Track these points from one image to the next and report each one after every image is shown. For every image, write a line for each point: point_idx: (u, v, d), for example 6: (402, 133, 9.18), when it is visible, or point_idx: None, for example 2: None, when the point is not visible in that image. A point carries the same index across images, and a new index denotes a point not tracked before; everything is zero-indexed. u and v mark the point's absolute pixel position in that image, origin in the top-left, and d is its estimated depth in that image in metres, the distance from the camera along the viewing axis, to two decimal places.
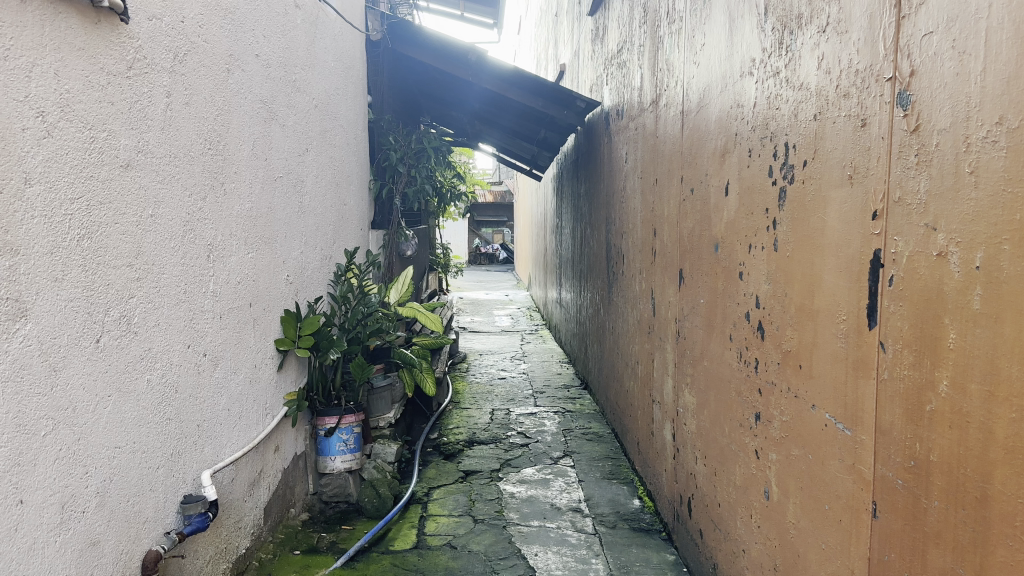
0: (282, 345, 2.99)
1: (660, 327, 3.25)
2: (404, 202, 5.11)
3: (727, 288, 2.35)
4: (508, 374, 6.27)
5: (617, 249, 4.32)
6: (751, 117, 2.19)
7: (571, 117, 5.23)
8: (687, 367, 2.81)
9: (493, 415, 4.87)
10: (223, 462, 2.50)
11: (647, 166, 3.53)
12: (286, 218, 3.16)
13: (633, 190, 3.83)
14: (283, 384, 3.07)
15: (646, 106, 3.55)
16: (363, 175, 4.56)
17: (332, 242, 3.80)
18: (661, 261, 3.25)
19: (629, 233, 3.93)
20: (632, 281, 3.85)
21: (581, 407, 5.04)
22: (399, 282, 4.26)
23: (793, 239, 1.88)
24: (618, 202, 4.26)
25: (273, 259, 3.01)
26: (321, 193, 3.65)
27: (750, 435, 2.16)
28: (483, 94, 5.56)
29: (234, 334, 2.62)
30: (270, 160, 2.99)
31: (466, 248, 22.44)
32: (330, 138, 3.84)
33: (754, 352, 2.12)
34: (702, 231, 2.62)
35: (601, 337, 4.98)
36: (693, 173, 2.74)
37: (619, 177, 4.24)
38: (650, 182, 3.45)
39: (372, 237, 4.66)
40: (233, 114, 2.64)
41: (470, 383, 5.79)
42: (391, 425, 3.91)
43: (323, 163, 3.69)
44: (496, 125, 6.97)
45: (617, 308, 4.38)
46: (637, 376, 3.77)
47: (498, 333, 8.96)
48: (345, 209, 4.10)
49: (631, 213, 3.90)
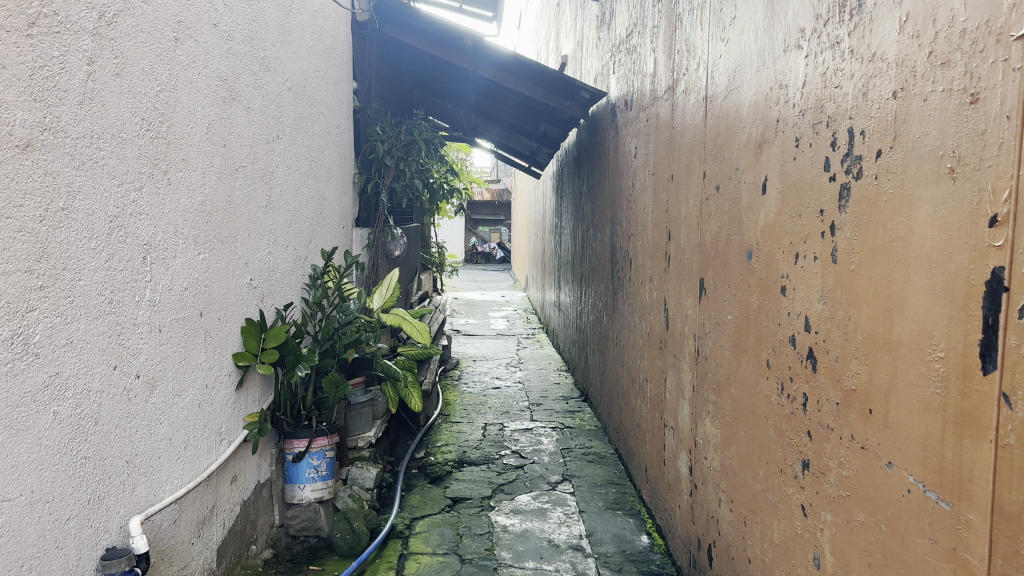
0: (241, 360, 2.62)
1: (674, 343, 2.87)
2: (392, 197, 4.72)
3: (764, 305, 1.97)
4: (503, 383, 5.88)
5: (623, 253, 3.93)
6: (800, 99, 1.80)
7: (574, 109, 4.86)
8: (708, 393, 2.42)
9: (486, 431, 4.49)
10: (162, 502, 2.12)
11: (659, 161, 3.14)
12: (249, 214, 2.77)
13: (643, 187, 3.44)
14: (242, 405, 2.69)
15: (660, 93, 3.15)
16: (347, 167, 4.17)
17: (307, 241, 3.40)
18: (676, 268, 2.86)
19: (638, 236, 3.54)
20: (642, 289, 3.46)
21: (582, 422, 4.65)
22: (384, 286, 3.86)
23: (860, 249, 1.50)
24: (625, 200, 3.87)
25: (232, 261, 2.62)
26: (294, 187, 3.26)
27: (796, 486, 1.78)
28: (479, 83, 5.16)
29: (178, 350, 2.24)
30: (230, 148, 2.61)
31: (462, 246, 22.02)
32: (306, 125, 3.44)
33: (802, 386, 1.74)
34: (730, 236, 2.23)
35: (603, 347, 4.59)
36: (719, 168, 2.35)
37: (627, 173, 3.85)
38: (664, 178, 3.06)
39: (355, 236, 4.26)
40: (181, 92, 2.26)
41: (462, 393, 5.40)
42: (371, 445, 3.53)
43: (297, 153, 3.30)
44: (492, 118, 6.58)
45: (622, 315, 3.99)
46: (645, 395, 3.38)
47: (493, 336, 8.56)
48: (324, 205, 3.71)
49: (640, 214, 3.51)
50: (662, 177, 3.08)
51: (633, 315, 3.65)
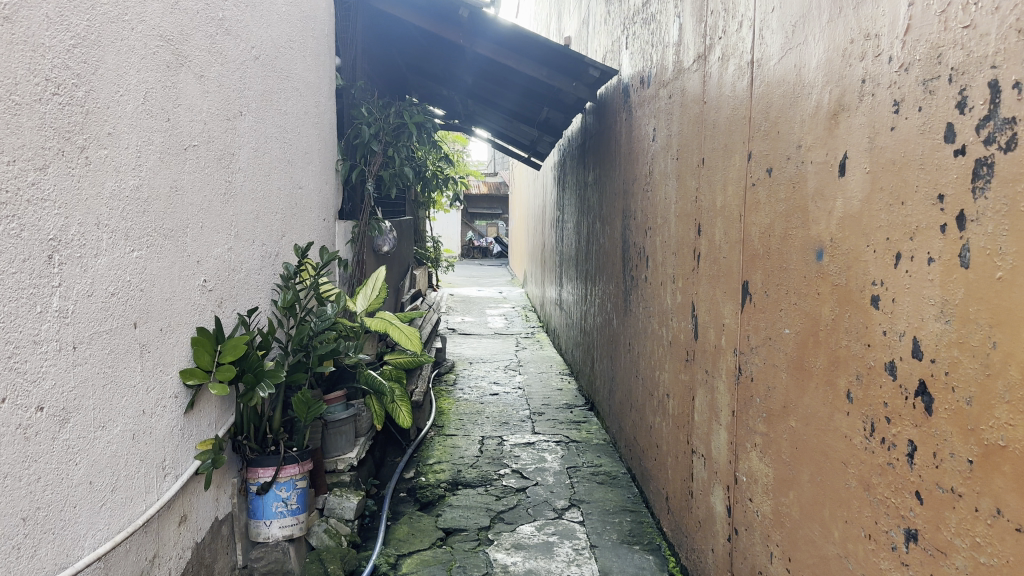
0: (189, 378, 2.17)
1: (705, 357, 2.44)
2: (379, 186, 4.27)
3: (844, 319, 1.54)
4: (501, 389, 5.44)
5: (638, 250, 3.50)
6: (903, 50, 1.36)
7: (580, 90, 4.43)
8: (756, 422, 1.99)
9: (483, 445, 4.05)
10: (76, 565, 1.66)
11: (686, 144, 2.70)
12: (202, 202, 2.32)
13: (664, 174, 3.01)
14: (193, 431, 2.25)
15: (688, 64, 2.71)
16: (329, 152, 3.72)
17: (278, 235, 2.96)
18: (709, 268, 2.42)
19: (657, 230, 3.11)
20: (661, 291, 3.03)
21: (589, 435, 4.22)
22: (369, 286, 3.41)
23: (1012, 249, 1.07)
24: (641, 191, 3.44)
25: (178, 259, 2.18)
26: (262, 172, 2.82)
27: (895, 561, 1.35)
28: (477, 62, 4.73)
29: (101, 370, 1.79)
30: (177, 123, 2.16)
31: (458, 240, 21.55)
32: (278, 103, 3.00)
33: (907, 430, 1.31)
34: (788, 231, 1.81)
35: (613, 353, 4.15)
36: (773, 146, 1.91)
37: (643, 160, 3.41)
38: (692, 163, 2.63)
39: (339, 229, 3.81)
40: (107, 49, 1.80)
41: (457, 401, 4.96)
42: (352, 469, 3.08)
43: (265, 133, 2.85)
44: (490, 103, 6.15)
45: (636, 319, 3.56)
46: (665, 413, 2.95)
47: (490, 336, 8.11)
48: (299, 194, 3.26)
49: (659, 205, 3.08)
50: (690, 163, 2.65)
51: (650, 320, 3.21)
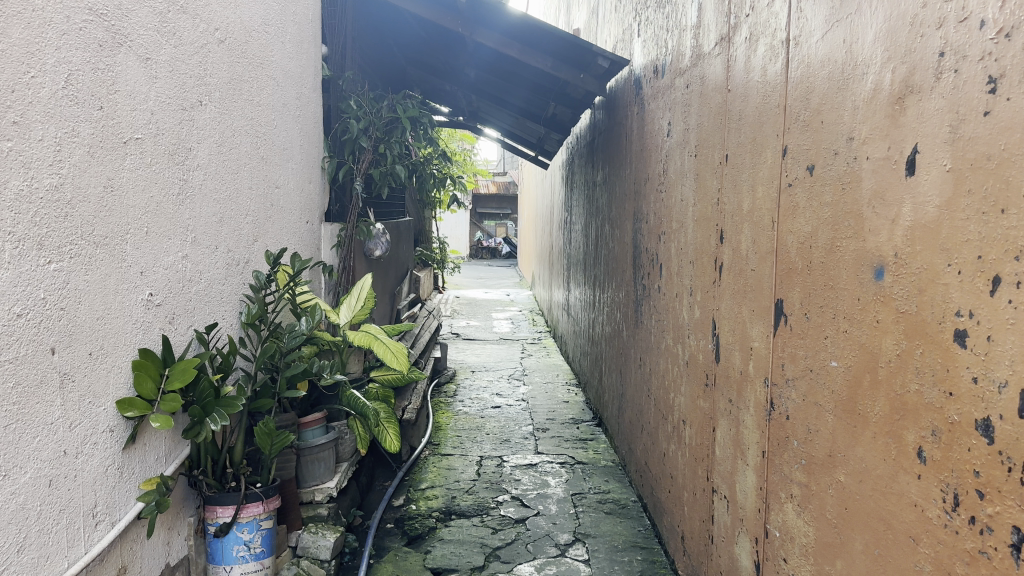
0: (130, 412, 1.86)
1: (727, 384, 2.12)
2: (370, 186, 3.95)
3: (913, 357, 1.22)
4: (503, 401, 5.11)
5: (650, 257, 3.18)
6: (1004, 9, 1.03)
7: (588, 83, 4.11)
8: (792, 469, 1.67)
9: (481, 466, 3.73)
10: None
11: (706, 139, 2.38)
12: (148, 204, 2.01)
13: (679, 173, 2.69)
14: (134, 469, 1.95)
15: (709, 48, 2.39)
16: (314, 149, 3.41)
17: (247, 241, 2.65)
18: (733, 282, 2.09)
19: (672, 236, 2.78)
20: (676, 304, 2.71)
21: (595, 455, 3.88)
22: (352, 296, 3.10)
23: None
24: (653, 192, 3.11)
25: (114, 270, 1.86)
26: (227, 170, 2.50)
27: None
28: (480, 53, 4.41)
29: (8, 407, 1.47)
30: (113, 111, 1.85)
31: (466, 240, 21.22)
32: (248, 93, 2.69)
33: (1012, 513, 0.98)
34: (836, 241, 1.48)
35: (623, 367, 3.82)
36: (815, 138, 1.59)
37: (656, 157, 3.09)
38: (713, 160, 2.30)
39: (326, 232, 3.50)
40: (11, 19, 1.47)
41: (456, 415, 4.64)
42: (331, 500, 2.77)
43: (232, 126, 2.54)
44: (494, 99, 5.83)
45: (647, 332, 3.24)
46: (680, 441, 2.62)
47: (495, 342, 7.78)
48: (275, 195, 2.95)
49: (674, 208, 2.75)
50: (710, 160, 2.32)
51: (664, 336, 2.89)
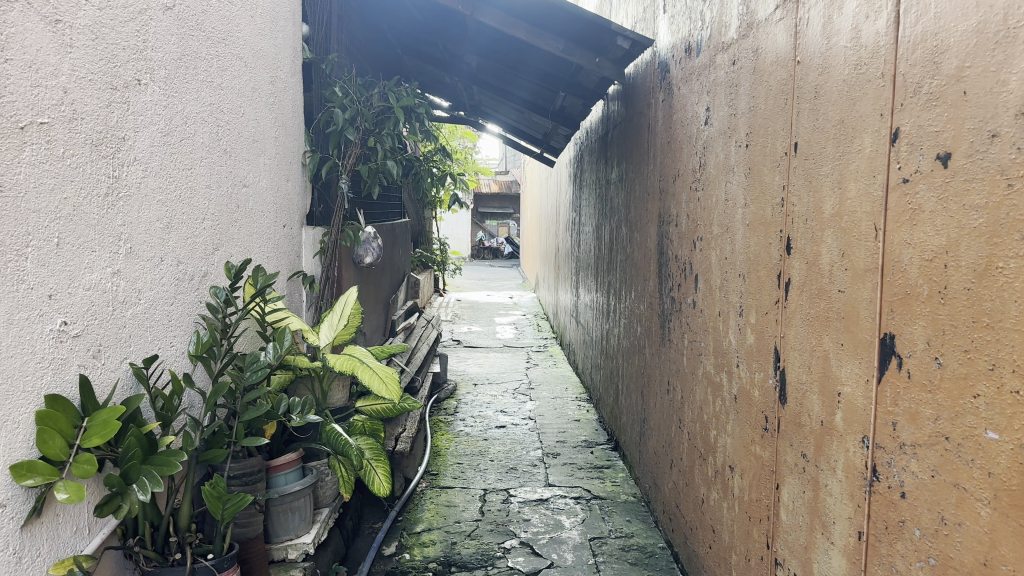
0: (29, 480, 1.39)
1: (799, 433, 1.68)
2: (357, 185, 3.49)
3: None
4: (508, 419, 4.66)
5: (680, 266, 2.73)
6: None
7: (604, 68, 3.66)
8: (914, 569, 1.23)
9: (485, 501, 3.28)
10: None
11: (763, 125, 1.93)
12: (58, 207, 1.56)
13: (723, 168, 2.24)
14: (39, 550, 1.48)
15: (768, 13, 1.93)
16: (292, 142, 2.97)
17: (204, 252, 2.20)
18: (807, 305, 1.65)
19: (711, 244, 2.34)
20: (719, 325, 2.26)
21: (614, 488, 3.43)
22: (333, 315, 2.63)
23: None
24: (685, 191, 2.67)
25: (7, 295, 1.41)
26: (176, 165, 2.05)
27: None
28: (483, 36, 3.97)
29: None
30: (4, 85, 1.40)
31: (468, 241, 20.74)
32: (207, 73, 2.24)
33: None
34: (995, 261, 1.05)
35: (644, 389, 3.37)
36: (951, 116, 1.15)
37: (688, 151, 2.64)
38: (773, 151, 1.86)
39: (307, 236, 3.04)
40: None
41: (457, 438, 4.20)
42: (309, 558, 2.32)
43: (184, 112, 2.09)
44: (498, 91, 5.38)
45: (676, 352, 2.80)
46: (726, 490, 2.18)
47: (498, 349, 7.33)
48: (243, 195, 2.50)
49: (715, 209, 2.31)
50: (770, 152, 1.89)
51: (700, 361, 2.45)
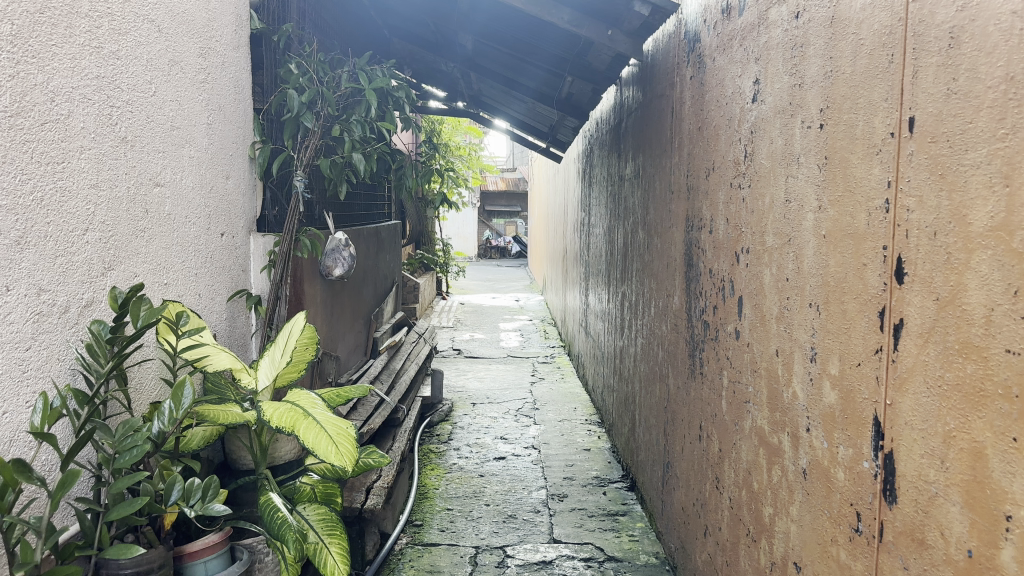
0: None
1: (925, 557, 1.11)
2: (321, 183, 2.93)
3: None
4: (510, 448, 4.09)
5: (717, 284, 2.17)
6: None
7: (618, 42, 3.10)
8: None
9: (476, 564, 2.72)
10: None
11: (849, 97, 1.36)
12: None
13: (782, 157, 1.67)
14: None
15: None
16: (234, 131, 2.41)
17: (84, 275, 1.64)
18: (940, 365, 1.08)
19: (765, 259, 1.77)
20: (776, 367, 1.70)
21: (632, 546, 2.86)
22: (274, 347, 2.06)
23: None
24: (722, 188, 2.10)
25: None
26: (36, 156, 1.49)
27: None
28: (477, 9, 3.40)
29: None
30: None
31: (475, 239, 20.18)
32: (95, 37, 1.69)
33: None
34: None
35: (667, 427, 2.80)
36: None
37: (727, 138, 2.07)
38: (869, 133, 1.29)
39: (257, 246, 2.51)
40: None
41: (449, 473, 3.64)
42: None
43: (47, 84, 1.53)
44: (497, 78, 4.82)
45: (710, 390, 2.23)
46: None
47: (500, 359, 6.78)
48: (154, 197, 1.95)
49: (770, 212, 1.74)
50: (861, 135, 1.32)
51: (747, 412, 1.89)
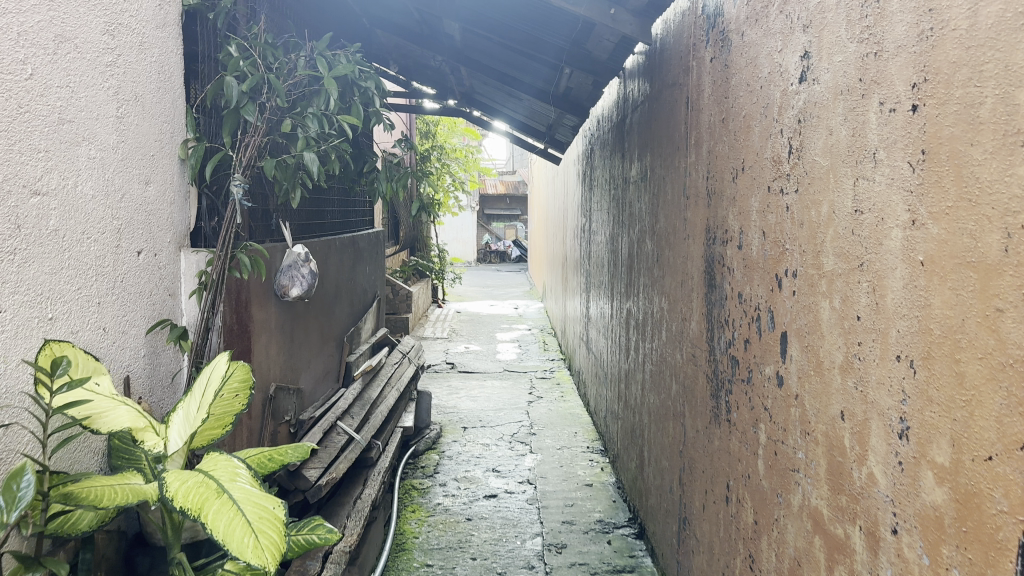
0: None
1: None
2: (270, 187, 2.51)
3: None
4: (503, 482, 3.66)
5: (748, 313, 1.74)
6: None
7: (622, 22, 2.70)
8: None
9: None
10: None
11: (966, 63, 0.93)
12: None
13: (849, 154, 1.24)
14: None
15: None
16: (158, 126, 1.99)
17: None
18: None
19: (822, 289, 1.34)
20: (841, 436, 1.27)
21: None
22: (192, 396, 1.66)
23: None
24: (756, 194, 1.68)
25: None
26: None
27: None
28: None
29: None
30: None
31: (474, 242, 19.73)
32: None
33: None
34: None
35: (682, 474, 2.38)
36: None
37: (762, 131, 1.65)
38: (1006, 114, 0.86)
39: (188, 263, 2.09)
40: None
41: (432, 517, 3.21)
42: None
43: None
44: (488, 72, 4.39)
45: (740, 443, 1.80)
46: None
47: (496, 374, 6.35)
48: (37, 207, 1.50)
49: (830, 227, 1.31)
50: (990, 117, 0.89)
51: (796, 484, 1.46)
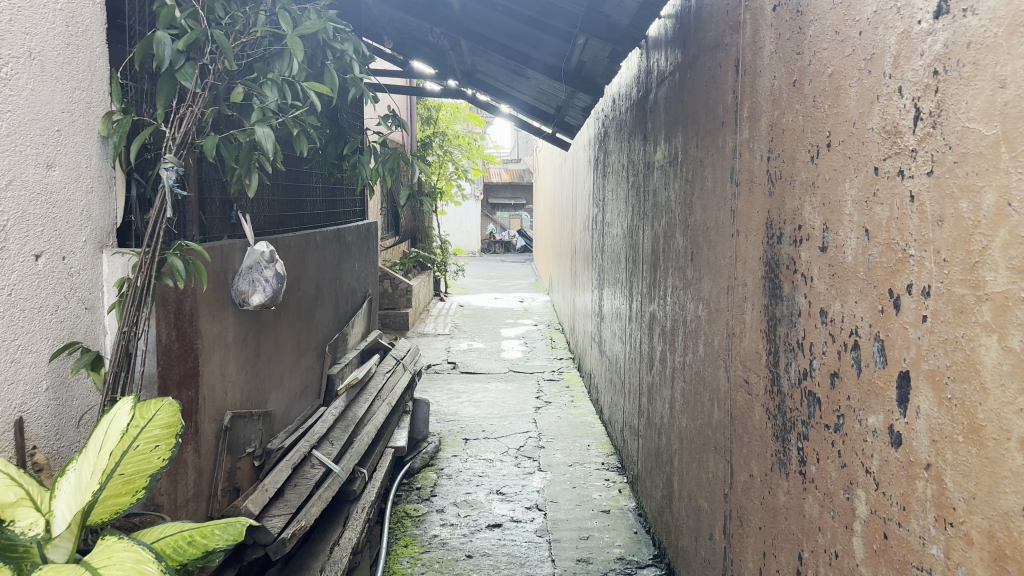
0: None
1: None
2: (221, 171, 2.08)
3: None
4: (508, 507, 3.23)
5: (835, 338, 1.31)
6: None
7: None
8: None
9: None
10: None
11: None
12: None
13: None
14: None
15: None
16: (66, 92, 1.54)
17: None
18: None
19: (985, 318, 0.90)
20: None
21: None
22: (87, 454, 1.24)
23: None
24: (852, 178, 1.24)
25: None
26: None
27: None
28: None
29: None
30: None
31: (478, 232, 19.26)
32: None
33: None
34: None
35: (727, 522, 1.95)
36: None
37: (862, 93, 1.21)
38: None
39: (112, 269, 1.67)
40: None
41: (427, 553, 2.78)
42: None
43: None
44: (492, 46, 3.93)
45: (822, 507, 1.37)
46: None
47: (501, 375, 5.93)
48: None
49: (1002, 227, 0.87)
50: None
51: None
